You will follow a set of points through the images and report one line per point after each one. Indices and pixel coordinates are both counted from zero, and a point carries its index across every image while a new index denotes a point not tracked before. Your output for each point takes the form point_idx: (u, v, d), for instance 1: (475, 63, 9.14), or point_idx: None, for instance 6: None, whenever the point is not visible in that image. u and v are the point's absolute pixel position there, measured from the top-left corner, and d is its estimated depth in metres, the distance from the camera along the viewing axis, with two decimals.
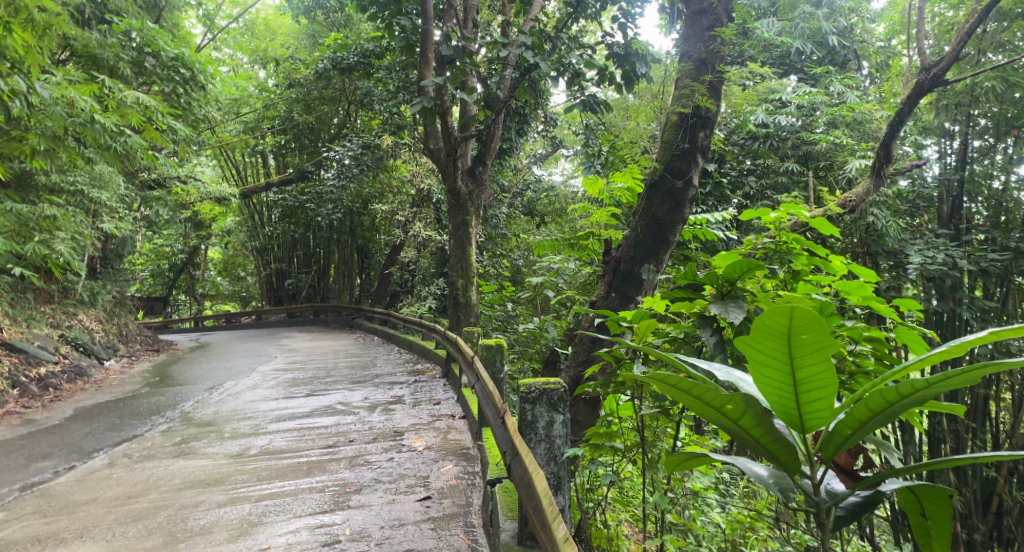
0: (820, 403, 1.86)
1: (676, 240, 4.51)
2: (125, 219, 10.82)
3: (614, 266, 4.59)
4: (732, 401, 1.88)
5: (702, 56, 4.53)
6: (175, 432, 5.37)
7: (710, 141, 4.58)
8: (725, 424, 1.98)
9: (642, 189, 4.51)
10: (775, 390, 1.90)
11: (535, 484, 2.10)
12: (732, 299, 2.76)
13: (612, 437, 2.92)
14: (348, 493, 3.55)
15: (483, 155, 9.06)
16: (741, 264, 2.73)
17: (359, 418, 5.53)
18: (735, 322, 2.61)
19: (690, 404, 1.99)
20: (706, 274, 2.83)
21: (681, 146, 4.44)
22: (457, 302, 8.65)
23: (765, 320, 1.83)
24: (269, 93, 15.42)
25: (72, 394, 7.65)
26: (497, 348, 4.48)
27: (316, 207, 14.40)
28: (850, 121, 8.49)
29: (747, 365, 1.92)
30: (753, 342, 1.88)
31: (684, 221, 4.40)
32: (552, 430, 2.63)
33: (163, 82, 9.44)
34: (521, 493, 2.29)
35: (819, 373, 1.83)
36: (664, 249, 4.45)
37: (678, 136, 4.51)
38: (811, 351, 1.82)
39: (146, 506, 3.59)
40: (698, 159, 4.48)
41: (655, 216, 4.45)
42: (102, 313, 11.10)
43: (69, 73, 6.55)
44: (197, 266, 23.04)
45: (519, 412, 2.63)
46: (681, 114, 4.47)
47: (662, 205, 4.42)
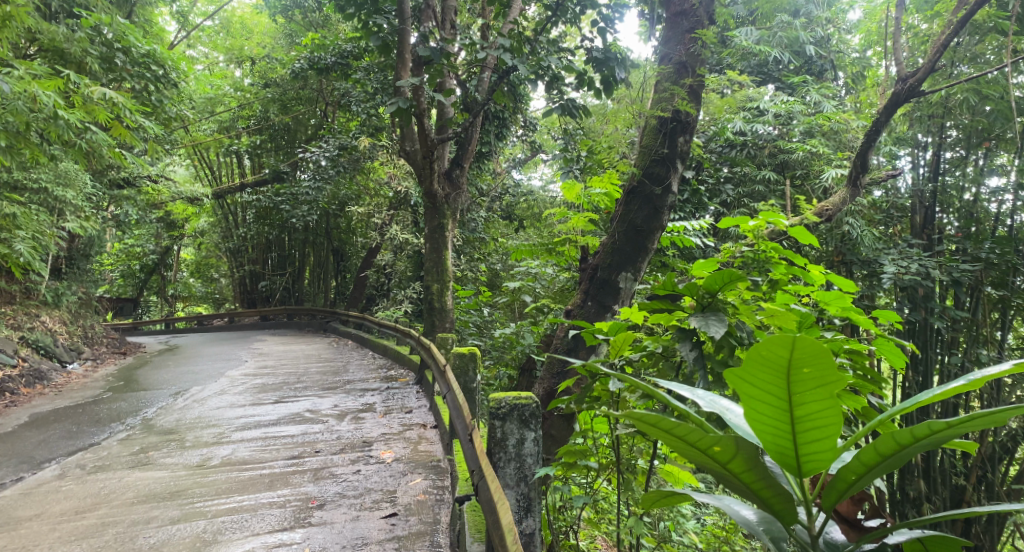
0: (822, 445, 1.68)
1: (654, 248, 4.41)
2: (91, 219, 10.46)
3: (591, 274, 4.49)
4: (720, 443, 1.68)
5: (682, 59, 4.44)
6: (134, 441, 5.14)
7: (690, 147, 4.49)
8: (710, 465, 1.79)
9: (619, 196, 4.42)
10: (770, 428, 1.71)
11: (500, 515, 1.96)
12: (713, 312, 2.64)
13: (587, 456, 2.74)
14: (310, 509, 3.38)
15: (460, 158, 8.93)
16: (722, 275, 2.61)
17: (327, 426, 5.36)
18: (715, 336, 2.48)
19: (673, 444, 1.79)
20: (685, 285, 2.70)
21: (660, 152, 4.35)
22: (432, 307, 8.48)
23: (762, 352, 1.63)
24: (244, 92, 15.13)
25: (28, 400, 7.31)
26: (471, 356, 4.33)
27: (291, 208, 14.14)
28: (828, 130, 8.54)
29: (739, 401, 1.72)
30: (747, 377, 1.68)
31: (662, 228, 4.31)
32: (523, 448, 2.51)
33: (134, 78, 9.10)
34: (486, 517, 2.16)
35: (821, 412, 1.65)
36: (642, 257, 4.35)
37: (657, 141, 4.42)
38: (813, 388, 1.64)
39: (93, 522, 3.37)
40: (677, 164, 4.39)
41: (634, 223, 4.35)
42: (66, 314, 10.71)
43: (32, 67, 6.25)
44: (169, 268, 22.55)
45: (488, 429, 2.49)
46: (661, 118, 4.40)
47: (640, 212, 4.32)
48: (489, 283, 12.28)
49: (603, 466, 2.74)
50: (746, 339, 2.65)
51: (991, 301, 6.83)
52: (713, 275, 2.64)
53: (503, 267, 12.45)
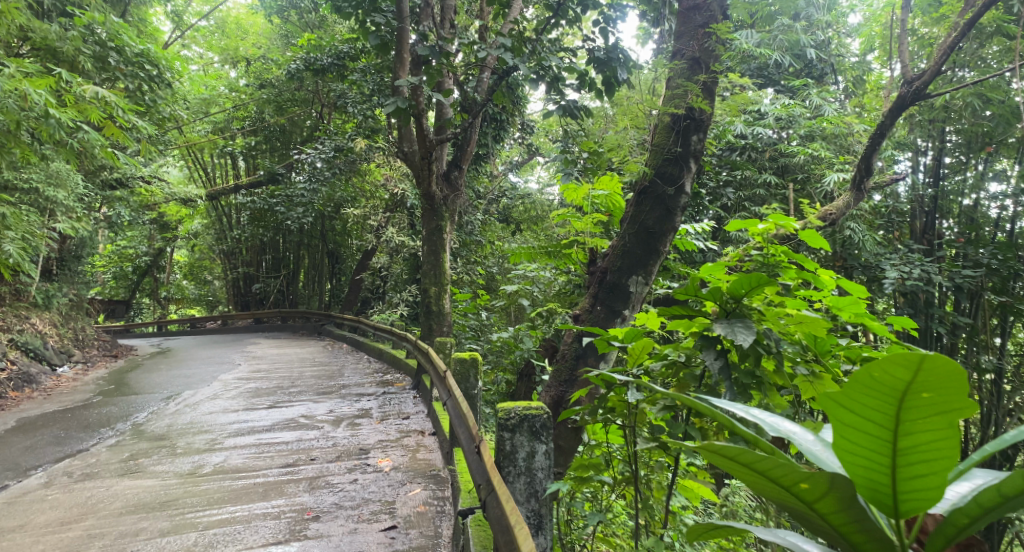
0: (926, 482, 1.28)
1: (666, 251, 4.27)
2: (83, 220, 10.29)
3: (600, 277, 4.35)
4: (812, 478, 1.30)
5: (696, 55, 4.34)
6: (124, 447, 4.99)
7: (704, 146, 4.35)
8: (787, 502, 1.39)
9: (631, 196, 4.29)
10: (864, 462, 1.31)
11: (514, 526, 1.80)
12: (739, 318, 2.42)
13: (600, 470, 2.58)
14: (306, 521, 3.25)
15: (459, 159, 8.80)
16: (750, 278, 2.41)
17: (323, 433, 5.23)
18: (744, 345, 2.27)
19: (744, 477, 1.40)
20: (708, 290, 2.53)
21: (673, 150, 4.23)
22: (430, 310, 8.33)
23: (871, 373, 1.23)
24: (239, 93, 14.98)
25: (17, 404, 7.13)
26: (472, 362, 4.21)
27: (286, 210, 14.00)
28: (829, 134, 8.56)
29: (830, 428, 1.32)
30: (843, 399, 1.29)
31: (675, 230, 4.17)
32: (534, 462, 2.38)
33: (127, 78, 8.93)
34: (495, 532, 2.01)
35: (935, 443, 1.25)
36: (654, 259, 4.22)
37: (670, 140, 4.30)
38: (929, 413, 1.24)
39: (78, 534, 3.21)
40: (691, 164, 4.25)
41: (645, 225, 4.21)
42: (57, 316, 10.53)
43: (23, 65, 6.09)
44: (161, 270, 22.38)
45: (497, 442, 2.37)
46: (674, 115, 4.28)
47: (652, 213, 4.19)
48: (485, 286, 12.24)
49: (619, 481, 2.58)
50: (774, 347, 2.44)
51: (993, 307, 6.68)
52: (739, 278, 2.45)
53: (499, 271, 12.43)
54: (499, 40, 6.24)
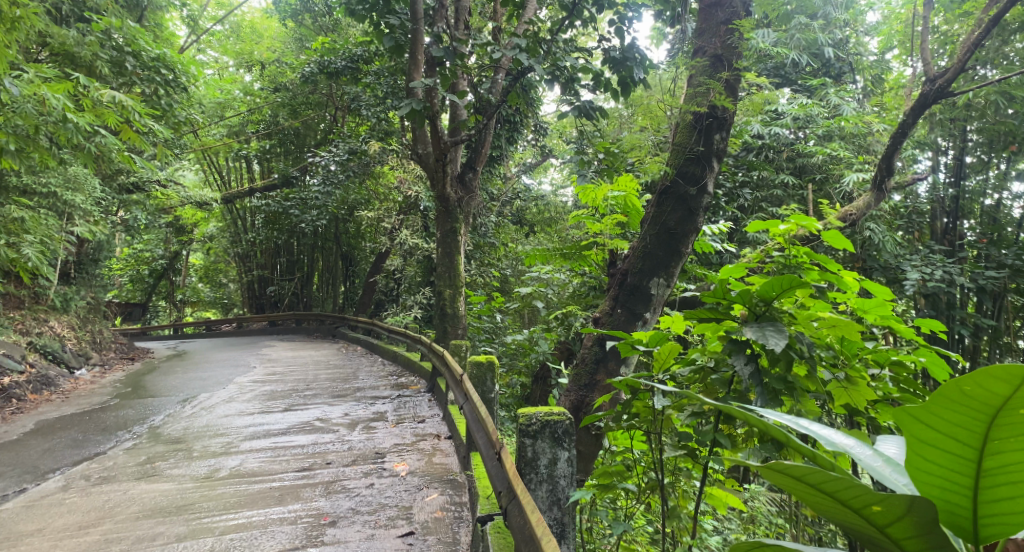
0: (1006, 505, 1.24)
1: (688, 252, 4.20)
2: (101, 223, 10.39)
3: (620, 280, 4.30)
4: (886, 500, 1.22)
5: (718, 52, 4.26)
6: (141, 450, 5.00)
7: (726, 145, 4.29)
8: (851, 525, 1.32)
9: (652, 197, 4.23)
10: (939, 481, 1.27)
11: (537, 533, 1.75)
12: (769, 322, 2.33)
13: (624, 477, 2.50)
14: (322, 527, 3.21)
15: (473, 161, 8.75)
16: (781, 280, 2.32)
17: (338, 436, 5.21)
18: (776, 350, 2.18)
19: (807, 496, 1.32)
20: (738, 292, 2.43)
21: (695, 150, 4.16)
22: (444, 313, 8.29)
23: (962, 386, 1.20)
24: (254, 96, 15.09)
25: (35, 406, 7.19)
26: (488, 365, 4.17)
27: (300, 213, 14.07)
28: (847, 134, 8.50)
29: (907, 444, 1.28)
30: (922, 415, 1.25)
31: (698, 231, 4.11)
32: (556, 469, 2.33)
33: (143, 83, 9.00)
34: (517, 540, 1.97)
35: (1020, 463, 1.22)
36: (675, 261, 4.16)
37: (692, 139, 4.23)
38: (1016, 433, 1.21)
39: (96, 538, 3.19)
40: (713, 163, 4.18)
41: (666, 225, 4.14)
42: (75, 319, 10.63)
43: (43, 70, 6.17)
44: (177, 273, 22.56)
45: (518, 448, 2.33)
46: (696, 114, 4.20)
47: (674, 214, 4.12)
48: (499, 289, 12.21)
49: (644, 489, 2.49)
50: (807, 351, 2.33)
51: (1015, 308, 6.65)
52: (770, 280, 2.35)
53: (513, 273, 12.39)
54: (514, 40, 6.15)
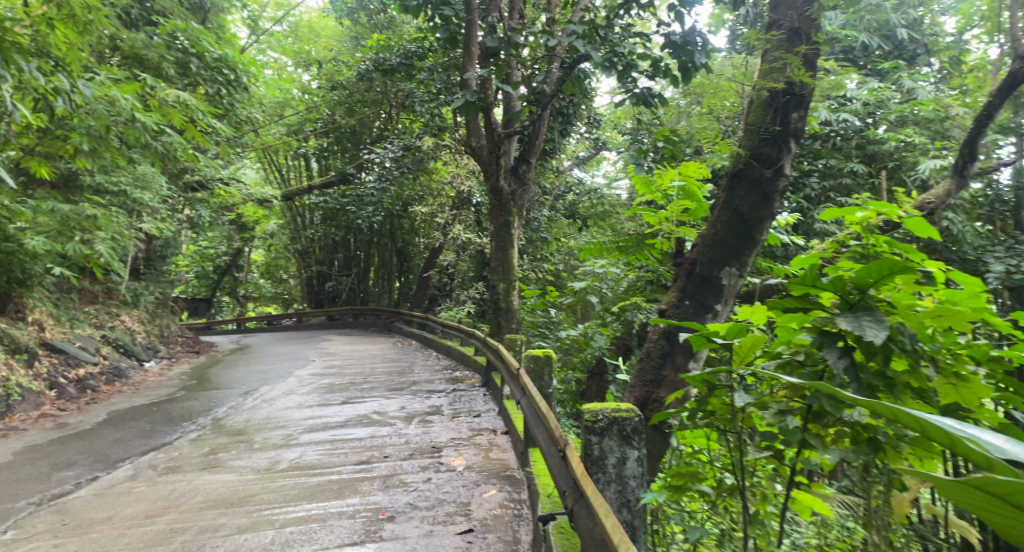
0: None
1: (762, 239, 3.97)
2: (168, 221, 10.82)
3: (688, 269, 4.11)
4: None
5: (795, 25, 4.04)
6: (205, 441, 5.13)
7: (805, 125, 4.03)
8: None
9: (723, 180, 4.02)
10: None
11: (608, 534, 1.65)
12: (867, 312, 2.14)
13: (699, 479, 2.33)
14: (381, 522, 3.17)
15: (527, 153, 8.50)
16: (880, 265, 2.14)
17: (395, 429, 5.21)
18: (876, 342, 1.99)
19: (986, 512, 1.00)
20: (831, 278, 2.24)
21: (771, 130, 3.93)
22: (498, 307, 8.22)
23: None
24: (312, 96, 15.51)
25: (108, 397, 7.53)
26: (546, 360, 4.06)
27: (357, 209, 14.35)
28: (923, 119, 8.07)
29: None
30: None
31: (774, 216, 3.87)
32: (625, 469, 2.20)
33: (207, 83, 9.29)
34: (584, 544, 1.86)
35: None
36: (749, 250, 3.94)
37: (767, 118, 4.01)
38: None
39: (161, 528, 3.24)
40: (790, 144, 3.94)
41: (739, 211, 3.93)
42: (145, 314, 11.13)
43: (113, 72, 6.45)
44: (240, 269, 23.45)
45: (584, 446, 2.22)
46: (772, 91, 3.95)
47: (747, 198, 3.91)
48: (552, 284, 12.11)
49: (721, 493, 2.34)
50: (910, 345, 2.13)
51: None
52: (867, 266, 2.18)
53: (566, 268, 12.30)
54: (569, 27, 6.04)
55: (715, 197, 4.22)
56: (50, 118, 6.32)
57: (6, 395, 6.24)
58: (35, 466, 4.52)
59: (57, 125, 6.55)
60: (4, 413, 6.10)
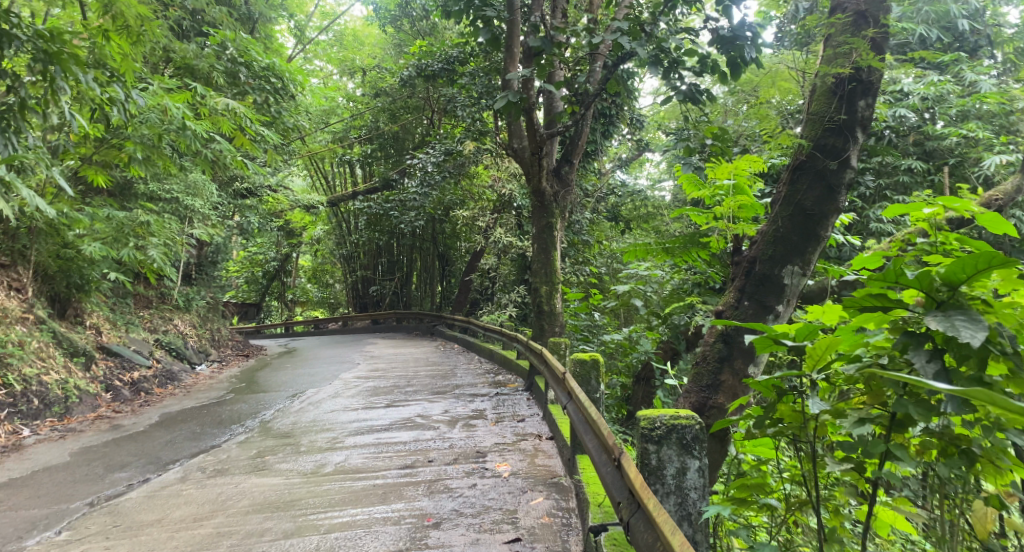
0: None
1: (827, 235, 3.77)
2: (219, 227, 11.13)
3: (747, 268, 3.94)
4: None
5: (861, 8, 3.84)
6: (252, 444, 5.19)
7: (872, 113, 3.81)
8: None
9: (784, 173, 3.84)
10: None
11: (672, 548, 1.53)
12: (960, 310, 1.95)
13: (765, 491, 2.20)
14: (426, 528, 3.11)
15: (569, 154, 8.44)
16: (974, 259, 1.95)
17: (439, 433, 5.17)
18: (974, 344, 1.81)
19: None
20: (917, 274, 2.05)
21: (835, 119, 3.72)
22: (541, 310, 8.12)
23: None
24: (356, 103, 15.78)
25: (160, 399, 7.73)
26: (592, 363, 3.95)
27: (399, 214, 14.51)
28: (987, 114, 7.71)
29: None
30: None
31: (840, 211, 3.68)
32: (685, 480, 2.09)
33: (255, 91, 9.53)
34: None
35: None
36: (813, 247, 3.75)
37: (832, 106, 3.78)
38: None
39: (209, 531, 3.26)
40: (857, 133, 3.73)
41: (801, 206, 3.73)
42: (196, 318, 11.45)
43: (164, 82, 6.66)
44: (287, 274, 24.00)
45: (640, 455, 2.11)
46: (837, 78, 3.74)
47: (810, 192, 3.71)
48: (594, 287, 11.98)
49: (789, 507, 2.20)
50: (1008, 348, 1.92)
51: None
52: (958, 260, 1.99)
53: (608, 272, 12.13)
54: (614, 24, 5.95)
55: (775, 190, 4.04)
56: (106, 128, 6.55)
57: (65, 397, 6.47)
58: (90, 468, 4.64)
59: (112, 134, 6.81)
60: (63, 414, 6.32)
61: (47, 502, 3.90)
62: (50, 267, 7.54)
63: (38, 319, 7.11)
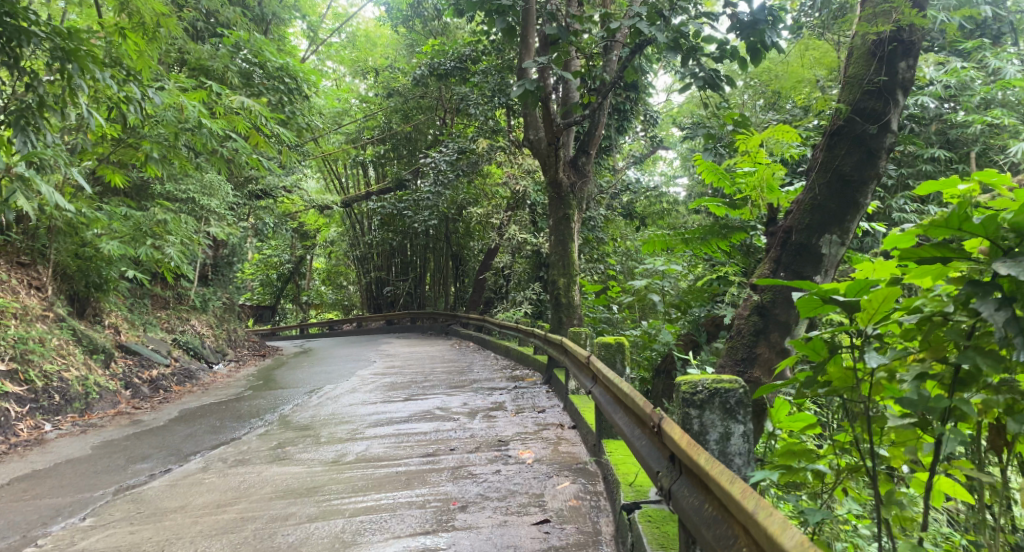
0: None
1: (867, 203, 3.69)
2: (235, 227, 11.19)
3: (783, 238, 3.86)
4: None
5: None
6: (272, 435, 5.19)
7: (913, 77, 3.76)
8: None
9: (821, 139, 3.77)
10: None
11: (734, 497, 1.40)
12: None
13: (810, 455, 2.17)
14: (452, 511, 3.06)
15: (586, 145, 8.38)
16: None
17: (459, 424, 5.13)
18: None
19: None
20: (983, 219, 1.87)
21: (875, 81, 3.67)
22: (559, 303, 8.03)
23: None
24: (369, 103, 15.82)
25: (179, 396, 7.75)
26: (617, 347, 3.91)
27: (413, 214, 14.51)
28: (1013, 101, 7.56)
29: None
30: None
31: (880, 176, 3.60)
32: (729, 446, 2.02)
33: (269, 91, 9.59)
34: (690, 524, 1.66)
35: None
36: (852, 215, 3.67)
37: (871, 68, 3.75)
38: None
39: (233, 517, 3.21)
40: (897, 96, 3.66)
41: (840, 171, 3.66)
42: (212, 319, 11.51)
43: (180, 81, 6.68)
44: (301, 277, 24.12)
45: (682, 420, 2.04)
46: (877, 38, 3.70)
47: (849, 157, 3.64)
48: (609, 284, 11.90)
49: (838, 473, 2.15)
50: None
51: None
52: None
53: (624, 268, 12.04)
54: (632, 10, 5.87)
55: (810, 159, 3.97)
56: (123, 128, 6.58)
57: (86, 393, 6.49)
58: (112, 460, 4.64)
59: (129, 134, 6.83)
60: (84, 411, 6.33)
61: (70, 491, 3.89)
62: (69, 266, 7.59)
63: (58, 317, 7.16)
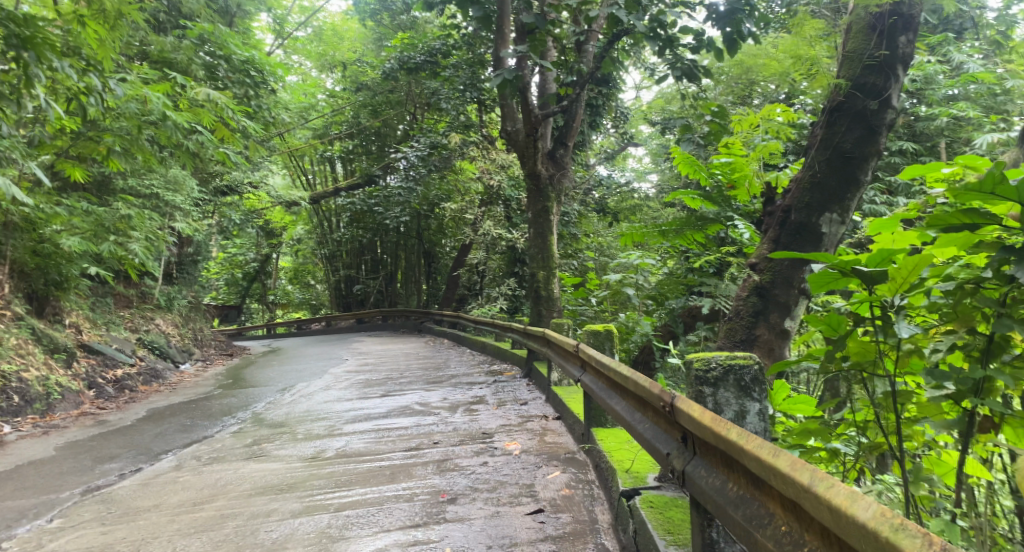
0: None
1: (866, 179, 3.78)
2: (199, 223, 10.86)
3: (782, 218, 3.94)
4: None
5: None
6: (247, 433, 5.02)
7: (913, 51, 3.76)
8: None
9: (822, 117, 3.82)
10: None
11: (778, 471, 1.31)
12: None
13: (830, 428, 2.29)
14: (442, 504, 2.97)
15: (564, 137, 8.29)
16: None
17: (441, 418, 5.03)
18: None
19: None
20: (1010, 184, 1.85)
21: (876, 55, 3.70)
22: (537, 296, 7.95)
23: None
24: (337, 98, 15.51)
25: (146, 395, 7.48)
26: (606, 334, 3.89)
27: (384, 210, 14.24)
28: (978, 95, 7.73)
29: None
30: None
31: (880, 153, 3.68)
32: (745, 425, 1.97)
33: (234, 84, 9.32)
34: (712, 505, 1.60)
35: None
36: (851, 193, 3.76)
37: (871, 43, 3.75)
38: None
39: (211, 514, 3.07)
40: (897, 71, 3.70)
41: (840, 148, 3.73)
42: (178, 318, 11.15)
43: (144, 71, 6.42)
44: (268, 276, 23.57)
45: (697, 399, 2.02)
46: (877, 14, 3.72)
47: (849, 133, 3.70)
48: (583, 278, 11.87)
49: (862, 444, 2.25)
50: None
51: None
52: None
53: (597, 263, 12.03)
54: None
55: (808, 135, 4.03)
56: (82, 119, 6.29)
57: (47, 394, 6.20)
58: (77, 460, 4.42)
59: (89, 126, 6.48)
60: (45, 412, 6.04)
61: (33, 493, 3.68)
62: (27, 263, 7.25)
63: (15, 316, 6.84)
